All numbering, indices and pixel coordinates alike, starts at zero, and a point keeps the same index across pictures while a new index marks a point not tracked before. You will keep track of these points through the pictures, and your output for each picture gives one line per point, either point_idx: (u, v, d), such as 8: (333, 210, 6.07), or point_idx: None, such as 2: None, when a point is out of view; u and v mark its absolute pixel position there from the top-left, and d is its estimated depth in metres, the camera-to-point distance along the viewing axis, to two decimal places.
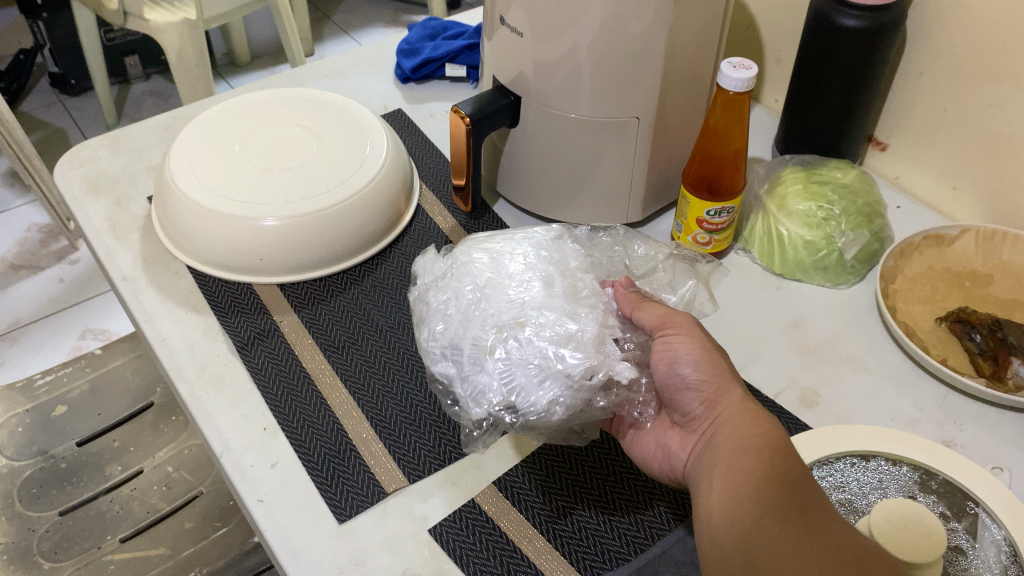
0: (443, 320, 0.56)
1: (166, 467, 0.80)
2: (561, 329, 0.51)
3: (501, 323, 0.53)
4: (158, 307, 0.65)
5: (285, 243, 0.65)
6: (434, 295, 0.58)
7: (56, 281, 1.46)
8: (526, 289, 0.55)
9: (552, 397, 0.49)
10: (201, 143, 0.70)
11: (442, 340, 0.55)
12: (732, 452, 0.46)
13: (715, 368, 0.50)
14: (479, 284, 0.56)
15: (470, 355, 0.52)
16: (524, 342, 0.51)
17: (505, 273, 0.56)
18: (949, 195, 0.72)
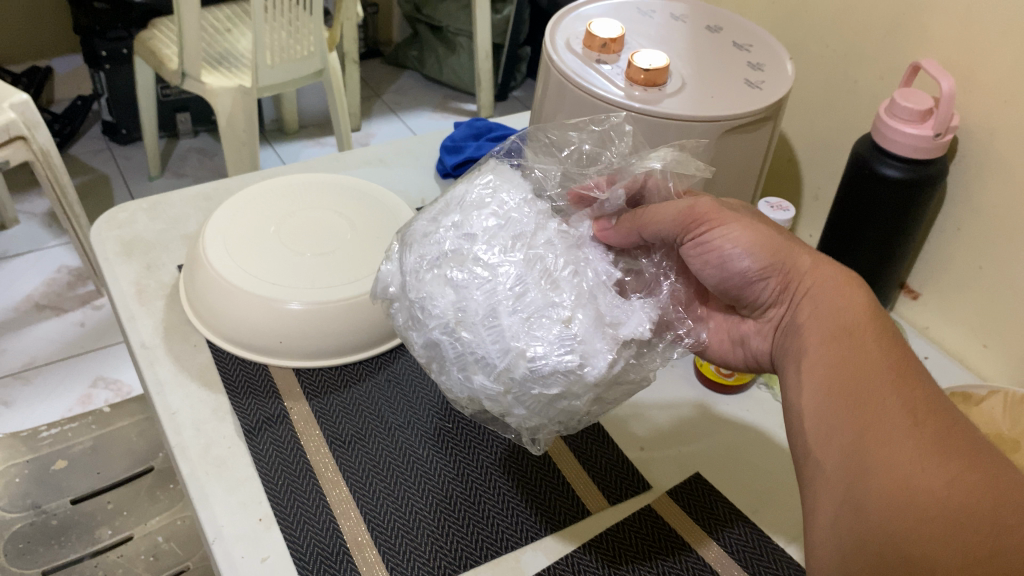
0: (442, 372, 0.49)
1: (155, 537, 0.79)
2: (560, 339, 0.45)
3: (500, 367, 0.46)
4: (171, 380, 0.64)
5: (306, 329, 0.64)
6: (414, 334, 0.50)
7: (76, 325, 1.47)
8: (496, 305, 0.47)
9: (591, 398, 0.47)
10: (238, 219, 0.71)
11: (453, 387, 0.49)
12: (818, 340, 0.47)
13: (763, 249, 0.51)
14: (450, 325, 0.47)
15: (489, 400, 0.47)
16: (535, 376, 0.45)
17: (469, 296, 0.47)
18: (979, 353, 0.71)
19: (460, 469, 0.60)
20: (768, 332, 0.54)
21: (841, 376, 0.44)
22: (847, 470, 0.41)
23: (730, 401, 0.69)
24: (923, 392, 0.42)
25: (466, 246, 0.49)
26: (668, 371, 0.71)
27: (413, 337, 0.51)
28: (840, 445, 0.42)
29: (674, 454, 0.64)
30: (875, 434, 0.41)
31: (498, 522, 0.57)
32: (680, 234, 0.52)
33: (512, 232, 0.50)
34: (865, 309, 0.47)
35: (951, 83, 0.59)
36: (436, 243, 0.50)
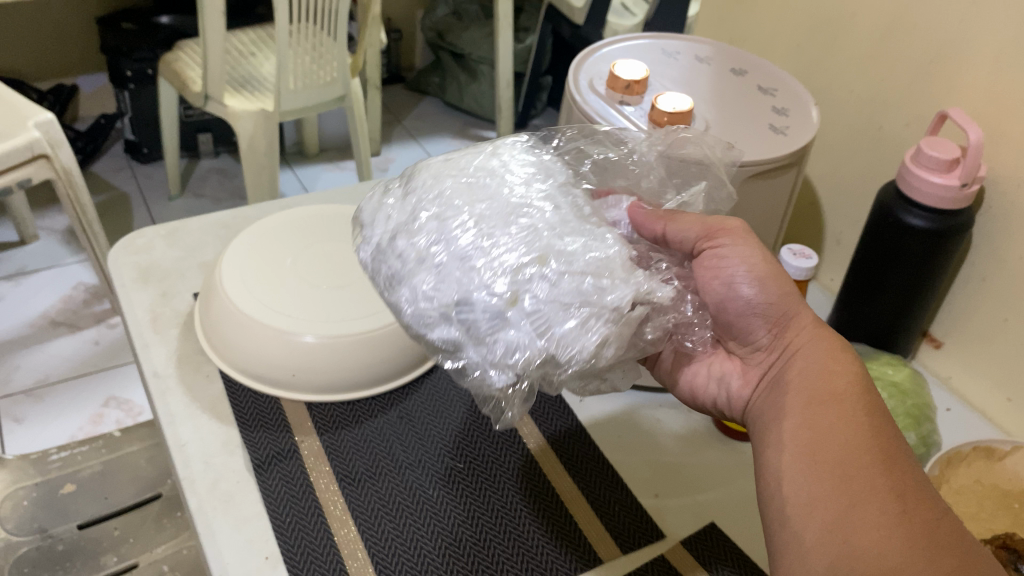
0: (435, 275, 0.47)
1: (161, 565, 0.77)
2: (591, 259, 0.47)
3: (517, 266, 0.46)
4: (182, 411, 0.64)
5: (320, 363, 0.64)
6: (412, 239, 0.49)
7: (90, 343, 1.47)
8: (535, 212, 0.49)
9: (600, 340, 0.45)
10: (255, 249, 0.70)
11: (440, 294, 0.46)
12: (801, 406, 0.47)
13: (773, 282, 0.51)
14: (473, 219, 0.48)
15: (488, 314, 0.45)
16: (556, 281, 0.45)
17: (503, 200, 0.49)
18: (1004, 406, 0.69)
19: (470, 512, 0.59)
20: (752, 377, 0.53)
21: (829, 451, 0.44)
22: (828, 550, 0.41)
23: (747, 448, 0.68)
24: (905, 473, 0.42)
25: (497, 169, 0.52)
26: (684, 417, 0.70)
27: (403, 245, 0.49)
28: (821, 521, 0.42)
29: (689, 502, 0.63)
30: (859, 518, 0.41)
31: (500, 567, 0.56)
32: (699, 240, 0.52)
33: (545, 170, 0.54)
34: (856, 377, 0.47)
35: (978, 134, 0.58)
36: (463, 164, 0.53)
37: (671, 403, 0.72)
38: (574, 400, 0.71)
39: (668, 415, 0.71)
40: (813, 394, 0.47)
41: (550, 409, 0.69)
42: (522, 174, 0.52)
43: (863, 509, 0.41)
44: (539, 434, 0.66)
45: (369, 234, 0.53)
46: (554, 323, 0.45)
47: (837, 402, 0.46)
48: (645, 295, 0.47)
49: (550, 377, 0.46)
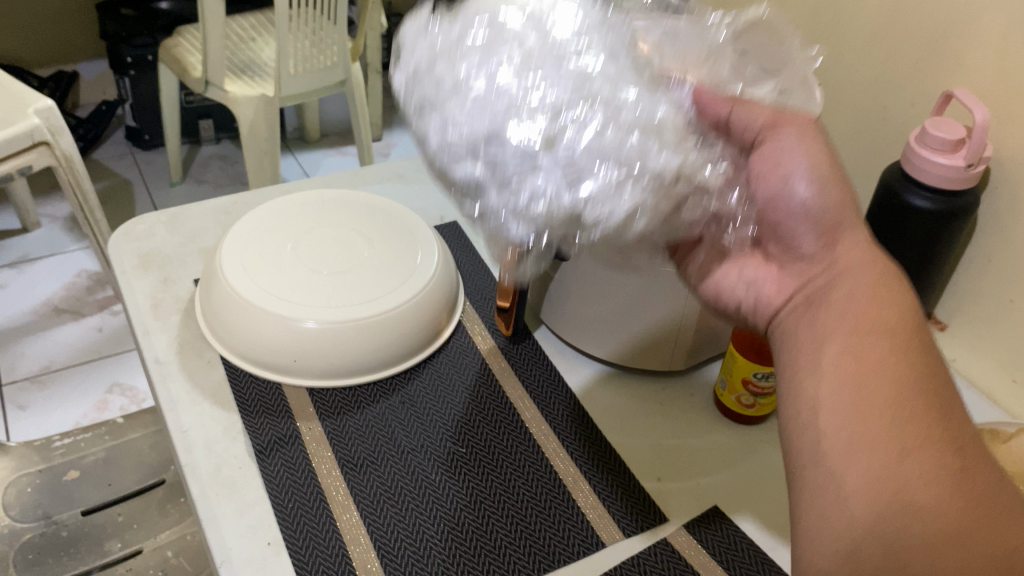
0: (470, 99, 0.41)
1: (165, 552, 0.78)
2: (648, 116, 0.41)
3: (561, 104, 0.40)
4: (183, 397, 0.64)
5: (321, 348, 0.64)
6: (454, 60, 0.43)
7: (94, 330, 1.47)
8: (587, 61, 0.43)
9: (634, 207, 0.39)
10: (255, 235, 0.70)
11: (473, 124, 0.40)
12: (847, 327, 0.44)
13: (834, 185, 0.49)
14: (523, 55, 0.42)
15: (518, 156, 0.39)
16: (598, 129, 0.39)
17: (554, 46, 0.43)
18: (1009, 389, 0.69)
19: (472, 495, 0.59)
20: (788, 280, 0.51)
21: (876, 383, 0.41)
22: (870, 497, 0.39)
23: (750, 432, 0.68)
24: (954, 417, 0.40)
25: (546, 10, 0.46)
26: (687, 401, 0.70)
27: (443, 67, 0.43)
28: (867, 459, 0.39)
29: (692, 486, 0.63)
30: (909, 458, 0.38)
31: (502, 551, 0.55)
32: (764, 130, 0.50)
33: (605, 21, 0.48)
34: (905, 306, 0.44)
35: (985, 112, 0.57)
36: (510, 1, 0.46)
37: (674, 386, 0.72)
38: (576, 384, 0.71)
39: (672, 398, 0.70)
40: (862, 320, 0.44)
41: (552, 392, 0.68)
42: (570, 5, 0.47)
43: (913, 453, 0.38)
44: (541, 419, 0.66)
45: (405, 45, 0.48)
46: (587, 176, 0.39)
47: (885, 332, 0.43)
48: (690, 170, 0.42)
49: (569, 239, 0.42)
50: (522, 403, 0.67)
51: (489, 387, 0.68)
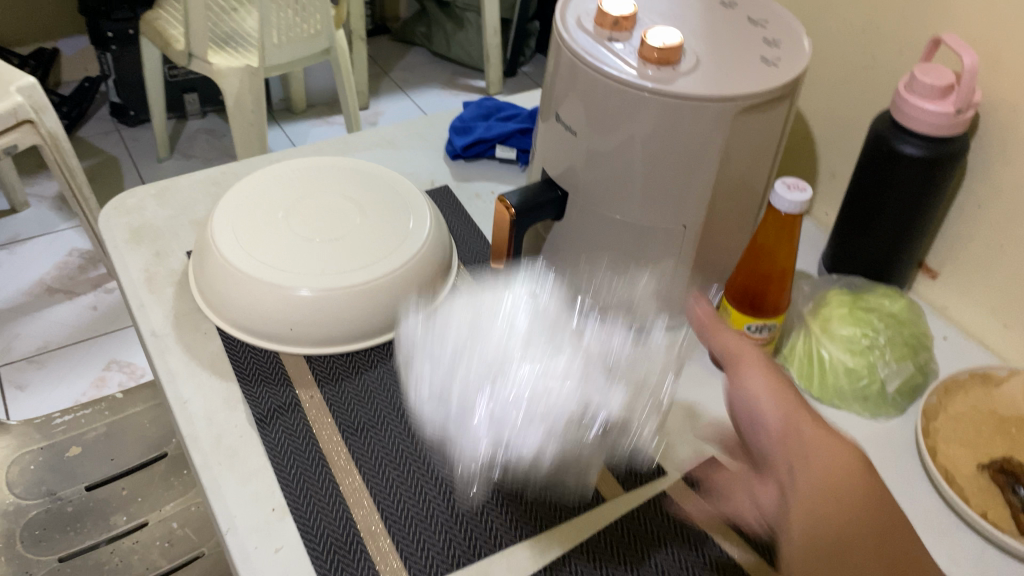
0: (435, 368, 0.56)
1: (171, 523, 0.79)
2: (551, 403, 0.52)
3: (493, 375, 0.54)
4: (182, 369, 0.64)
5: (316, 315, 0.64)
6: (428, 382, 0.56)
7: (88, 309, 1.47)
8: (535, 359, 0.55)
9: (539, 442, 0.52)
10: (245, 205, 0.70)
11: (479, 439, 0.52)
12: (810, 519, 0.46)
13: (787, 399, 0.49)
14: (475, 352, 0.56)
15: (457, 421, 0.54)
16: (514, 400, 0.52)
17: (509, 364, 0.54)
18: (999, 334, 0.70)
19: None
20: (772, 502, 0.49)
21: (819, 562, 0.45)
22: None
23: None
24: None
25: (504, 346, 0.56)
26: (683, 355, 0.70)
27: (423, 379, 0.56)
28: None
29: (689, 439, 0.64)
30: None
31: (503, 507, 0.56)
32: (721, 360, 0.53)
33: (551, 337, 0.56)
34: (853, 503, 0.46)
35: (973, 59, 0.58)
36: (480, 355, 0.56)
37: None
38: None
39: None
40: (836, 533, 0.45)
41: None
42: (525, 361, 0.54)
43: None
44: None
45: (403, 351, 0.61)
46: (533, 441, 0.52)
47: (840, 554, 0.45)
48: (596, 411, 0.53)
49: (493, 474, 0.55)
50: None
51: None
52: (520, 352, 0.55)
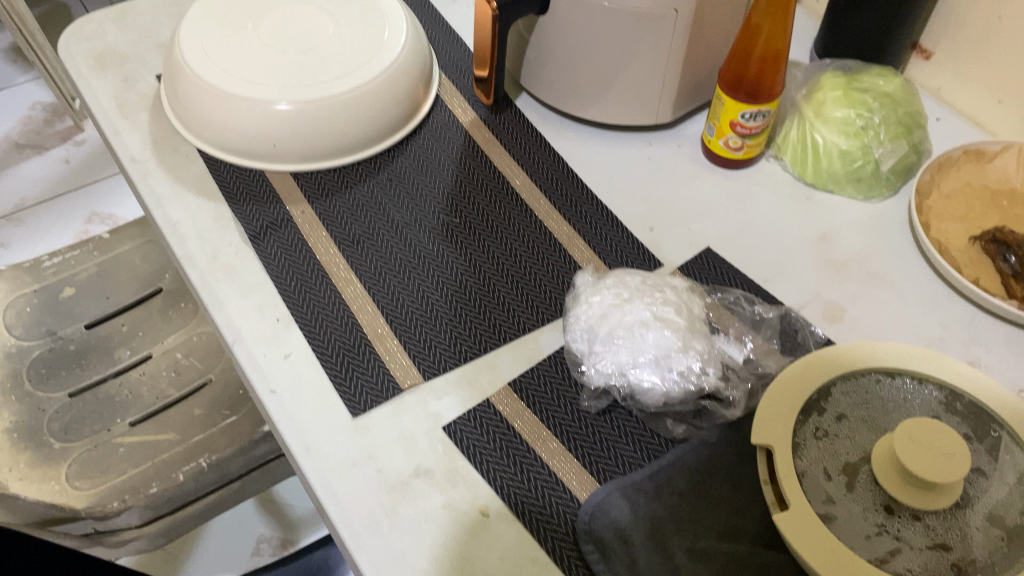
0: (596, 330, 0.54)
1: (175, 354, 0.79)
2: (671, 368, 0.51)
3: (640, 350, 0.52)
4: (168, 191, 0.63)
5: (299, 129, 0.62)
6: (580, 332, 0.54)
7: (60, 162, 1.43)
8: (661, 325, 0.52)
9: (659, 392, 0.51)
10: (209, 19, 0.66)
11: (603, 364, 0.52)
12: None
13: None
14: (636, 330, 0.52)
15: (605, 377, 0.52)
16: (633, 362, 0.51)
17: (640, 332, 0.52)
18: (993, 110, 0.69)
19: (471, 261, 0.60)
20: None
21: None
22: None
23: (739, 177, 0.68)
24: None
25: (631, 324, 0.53)
26: (675, 151, 0.70)
27: (583, 313, 0.55)
28: None
29: (685, 232, 0.64)
30: None
31: (515, 318, 0.57)
32: None
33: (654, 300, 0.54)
34: None
35: None
36: (602, 316, 0.54)
37: (660, 142, 0.71)
38: (563, 147, 0.70)
39: (660, 150, 0.70)
40: None
41: (539, 156, 0.68)
42: (620, 315, 0.53)
43: None
44: (532, 183, 0.66)
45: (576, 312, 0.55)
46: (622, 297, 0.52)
47: None
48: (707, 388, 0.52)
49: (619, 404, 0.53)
50: (511, 171, 0.67)
51: (476, 157, 0.67)
52: (626, 305, 0.54)
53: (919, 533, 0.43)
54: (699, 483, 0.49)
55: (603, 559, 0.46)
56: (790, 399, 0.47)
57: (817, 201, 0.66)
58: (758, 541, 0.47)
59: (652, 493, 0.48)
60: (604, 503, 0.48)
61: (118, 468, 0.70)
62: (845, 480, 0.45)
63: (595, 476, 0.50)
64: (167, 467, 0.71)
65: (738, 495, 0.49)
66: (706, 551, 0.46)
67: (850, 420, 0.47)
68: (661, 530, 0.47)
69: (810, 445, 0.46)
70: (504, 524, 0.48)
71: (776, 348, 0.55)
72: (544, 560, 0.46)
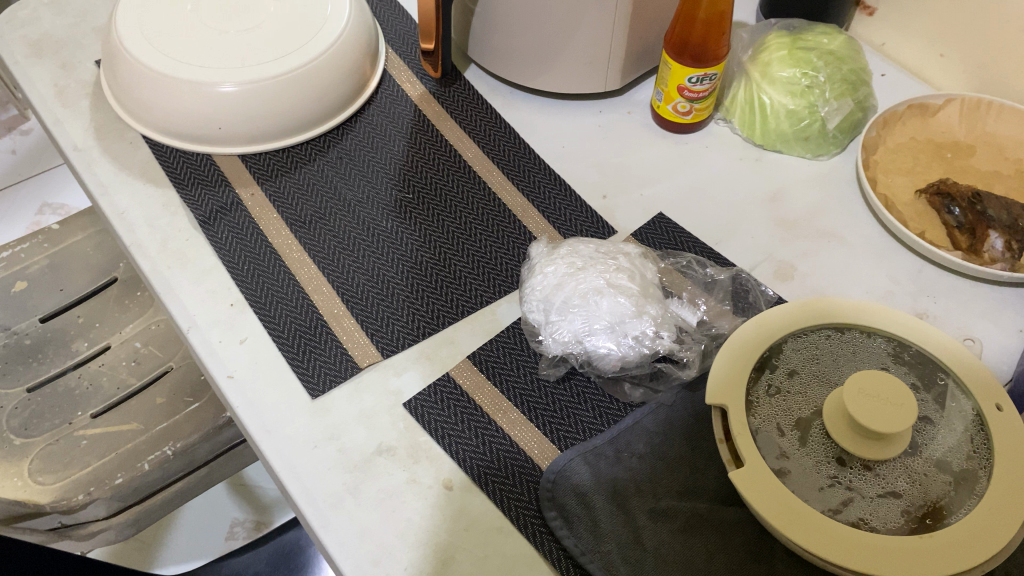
0: (551, 300, 0.54)
1: (134, 344, 0.77)
2: (627, 335, 0.52)
3: (597, 317, 0.53)
4: (114, 179, 0.62)
5: (243, 110, 0.61)
6: (537, 302, 0.55)
7: (7, 153, 1.39)
8: (615, 291, 0.54)
9: (617, 358, 0.52)
10: (146, 1, 0.64)
11: (562, 334, 0.53)
12: None
13: None
14: (593, 297, 0.53)
15: (564, 345, 0.53)
16: (591, 329, 0.53)
17: (595, 299, 0.53)
18: (936, 63, 0.70)
19: (426, 236, 0.60)
20: None
21: None
22: None
23: (690, 141, 0.68)
24: None
25: (587, 292, 0.54)
26: (625, 118, 0.70)
27: (538, 282, 0.55)
28: None
29: (638, 198, 0.64)
30: None
31: (472, 292, 0.57)
32: None
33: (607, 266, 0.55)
34: None
35: None
36: (557, 283, 0.55)
37: (610, 109, 0.71)
38: (514, 118, 0.70)
39: (611, 117, 0.70)
40: None
41: (490, 128, 0.68)
42: (575, 282, 0.54)
43: None
44: (483, 155, 0.66)
45: (531, 282, 0.56)
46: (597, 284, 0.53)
47: None
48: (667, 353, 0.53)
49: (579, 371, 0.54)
50: (462, 144, 0.66)
51: (427, 131, 0.67)
52: (582, 272, 0.55)
53: (870, 483, 0.44)
54: (658, 445, 0.50)
55: (567, 525, 0.46)
56: (742, 358, 0.47)
57: (767, 162, 0.67)
58: (717, 499, 0.48)
59: (613, 457, 0.49)
60: (567, 469, 0.48)
61: (80, 462, 0.69)
62: (798, 435, 0.46)
63: (556, 444, 0.50)
64: (132, 457, 0.69)
65: (696, 455, 0.50)
66: (667, 510, 0.47)
67: (801, 376, 0.48)
68: (622, 493, 0.48)
69: (763, 403, 0.47)
70: (468, 496, 0.48)
71: (729, 309, 0.56)
72: (508, 529, 0.47)
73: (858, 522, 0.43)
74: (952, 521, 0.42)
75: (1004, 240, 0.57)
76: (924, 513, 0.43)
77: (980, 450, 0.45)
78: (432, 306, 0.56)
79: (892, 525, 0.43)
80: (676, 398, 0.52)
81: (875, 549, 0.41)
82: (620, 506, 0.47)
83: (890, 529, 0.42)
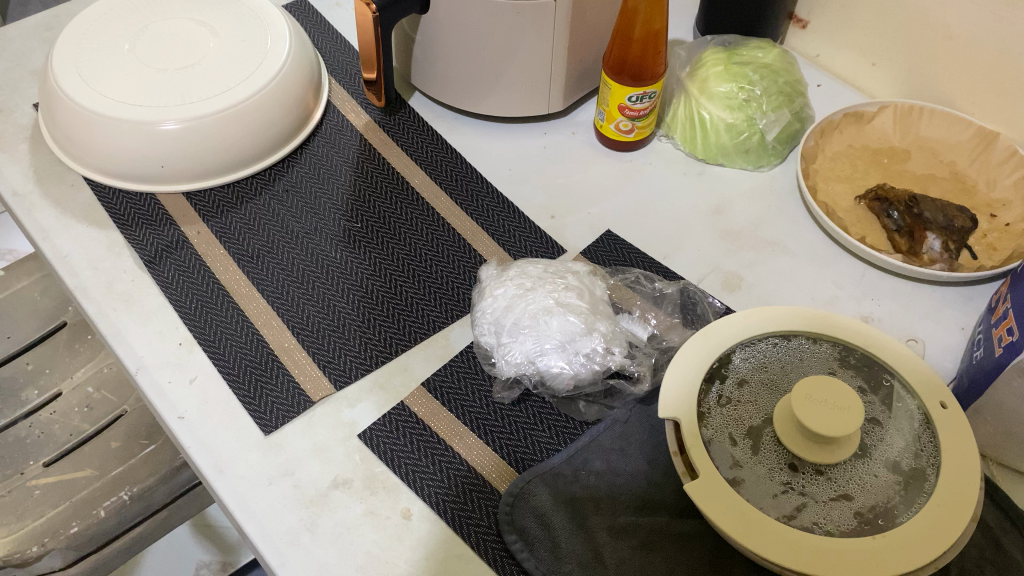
0: (501, 323, 0.54)
1: (86, 388, 0.74)
2: (579, 355, 0.53)
3: (548, 338, 0.53)
4: (55, 224, 0.61)
5: (186, 147, 0.60)
6: (489, 325, 0.55)
7: None
8: (566, 312, 0.54)
9: (569, 377, 0.53)
10: (82, 42, 0.64)
11: (513, 357, 0.53)
12: None
13: None
14: (543, 318, 0.54)
15: (516, 367, 0.53)
16: (542, 351, 0.53)
17: (545, 322, 0.54)
18: (869, 72, 0.72)
19: (375, 264, 0.60)
20: None
21: None
22: None
23: (633, 158, 0.69)
24: None
25: (537, 314, 0.54)
26: (570, 138, 0.71)
27: (489, 304, 0.55)
28: None
29: (586, 216, 0.65)
30: None
31: (425, 316, 0.57)
32: None
33: (557, 287, 0.56)
34: None
35: None
36: (508, 306, 0.55)
37: (555, 130, 0.71)
38: (460, 143, 0.70)
39: (556, 138, 0.71)
40: None
41: (437, 155, 0.68)
42: (525, 304, 0.55)
43: None
44: (430, 181, 0.66)
45: (480, 305, 0.56)
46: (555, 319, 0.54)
47: None
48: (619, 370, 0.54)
49: (533, 393, 0.54)
50: (408, 170, 0.67)
51: (373, 160, 0.67)
52: (533, 294, 0.55)
53: (823, 486, 0.44)
54: (615, 462, 0.50)
55: (528, 548, 0.46)
56: (692, 370, 0.48)
57: (709, 175, 0.68)
58: (675, 511, 0.48)
59: (571, 477, 0.49)
60: (525, 491, 0.48)
61: (35, 513, 0.67)
62: (750, 443, 0.46)
63: (514, 467, 0.50)
64: (86, 504, 0.68)
65: (653, 469, 0.50)
66: (626, 526, 0.47)
67: (751, 385, 0.49)
68: (580, 511, 0.48)
69: (715, 413, 0.47)
70: (427, 524, 0.48)
71: (679, 322, 0.57)
72: (469, 555, 0.47)
73: (812, 526, 0.43)
74: (904, 519, 0.43)
75: (942, 241, 0.59)
76: (876, 513, 0.43)
77: (927, 447, 0.45)
78: (385, 335, 0.56)
79: (845, 527, 0.43)
80: (631, 412, 0.52)
81: (830, 552, 0.41)
82: (579, 525, 0.47)
83: (842, 532, 0.43)
